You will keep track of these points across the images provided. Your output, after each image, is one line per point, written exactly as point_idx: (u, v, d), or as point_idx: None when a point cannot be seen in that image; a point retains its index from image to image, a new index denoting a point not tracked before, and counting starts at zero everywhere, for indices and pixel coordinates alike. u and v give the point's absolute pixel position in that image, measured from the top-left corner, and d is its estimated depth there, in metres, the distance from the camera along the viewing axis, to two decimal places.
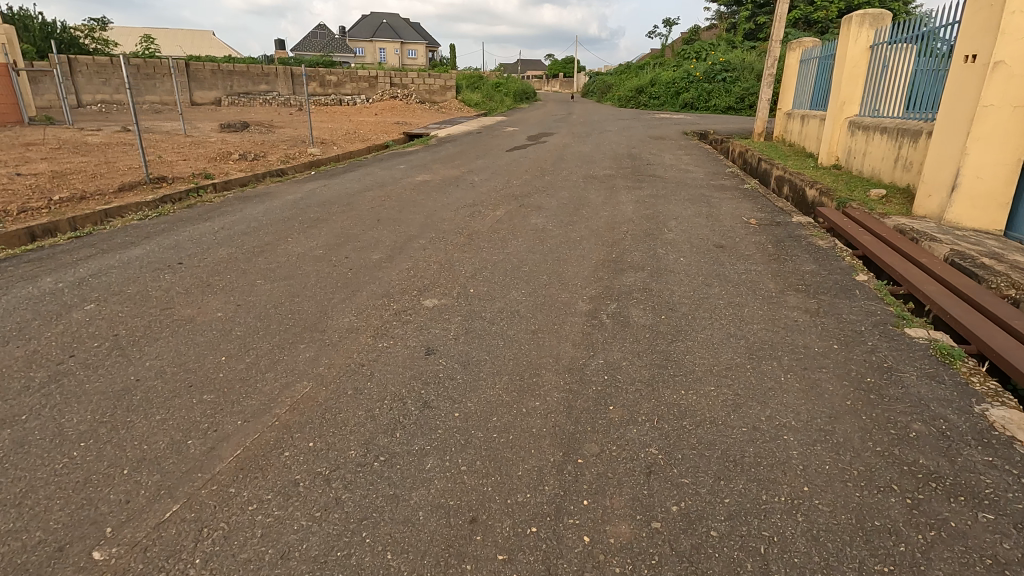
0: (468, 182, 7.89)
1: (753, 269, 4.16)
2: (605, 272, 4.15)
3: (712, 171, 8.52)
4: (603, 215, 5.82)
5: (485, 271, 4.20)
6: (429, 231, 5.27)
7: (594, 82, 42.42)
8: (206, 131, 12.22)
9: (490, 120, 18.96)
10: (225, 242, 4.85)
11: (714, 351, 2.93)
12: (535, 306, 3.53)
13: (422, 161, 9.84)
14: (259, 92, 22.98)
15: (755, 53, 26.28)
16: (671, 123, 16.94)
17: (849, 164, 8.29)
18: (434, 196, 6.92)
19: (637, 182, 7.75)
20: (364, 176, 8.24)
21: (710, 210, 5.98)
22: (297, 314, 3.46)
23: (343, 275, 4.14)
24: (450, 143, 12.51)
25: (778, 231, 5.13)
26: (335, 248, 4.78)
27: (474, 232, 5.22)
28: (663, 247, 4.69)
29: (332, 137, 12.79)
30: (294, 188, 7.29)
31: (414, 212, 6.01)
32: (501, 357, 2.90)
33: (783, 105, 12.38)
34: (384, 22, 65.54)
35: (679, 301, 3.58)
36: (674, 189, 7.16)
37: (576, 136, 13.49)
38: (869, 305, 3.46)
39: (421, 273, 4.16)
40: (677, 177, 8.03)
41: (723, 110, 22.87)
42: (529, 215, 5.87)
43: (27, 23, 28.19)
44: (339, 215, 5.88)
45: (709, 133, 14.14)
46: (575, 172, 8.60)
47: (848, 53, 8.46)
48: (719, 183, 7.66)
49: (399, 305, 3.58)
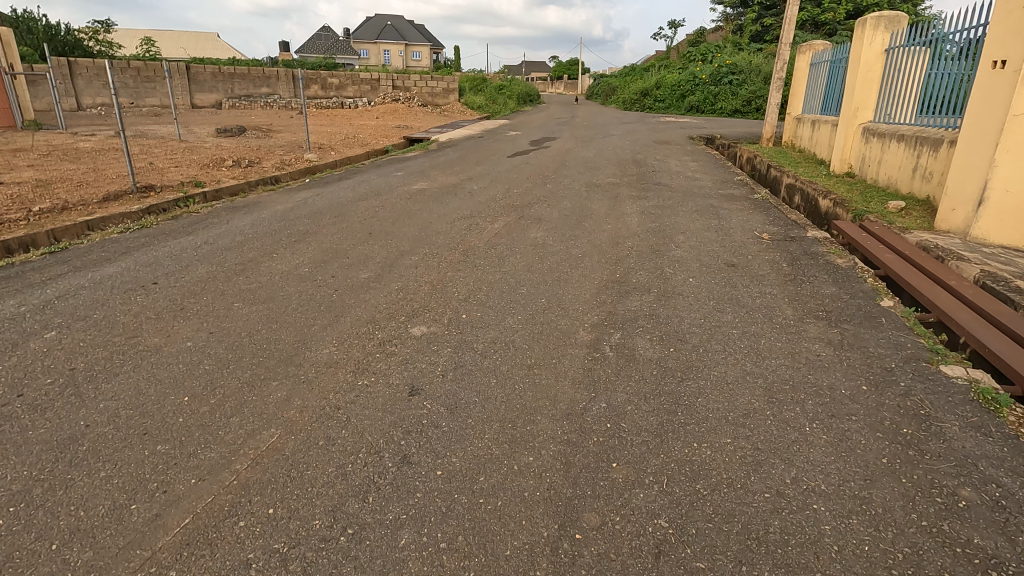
0: (467, 191, 7.62)
1: (768, 292, 3.86)
2: (608, 295, 3.86)
3: (720, 180, 8.22)
4: (606, 229, 5.53)
5: (479, 293, 3.92)
6: (423, 247, 5.00)
7: (598, 85, 42.15)
8: (203, 136, 12.01)
9: (493, 124, 18.69)
10: (206, 258, 4.59)
11: (729, 393, 2.63)
12: (533, 336, 3.25)
13: (421, 167, 9.57)
14: (260, 94, 22.79)
15: (762, 56, 25.92)
16: (677, 127, 16.63)
17: (863, 172, 7.97)
18: (430, 207, 6.65)
19: (642, 191, 7.45)
20: (360, 184, 7.97)
21: (719, 223, 5.68)
22: (273, 345, 3.18)
23: (328, 297, 3.87)
24: (451, 148, 12.25)
25: (793, 248, 4.83)
26: (322, 265, 4.51)
27: (470, 248, 4.95)
28: (670, 265, 4.40)
29: (330, 141, 12.56)
30: (286, 197, 7.03)
31: (408, 225, 5.75)
32: (493, 400, 2.62)
33: (792, 110, 12.06)
34: (388, 23, 65.44)
35: (689, 330, 3.29)
36: (681, 200, 6.87)
37: (580, 141, 13.22)
38: (897, 337, 3.16)
39: (411, 296, 3.89)
40: (683, 186, 7.73)
41: (729, 113, 22.54)
42: (528, 227, 5.59)
43: (30, 25, 28.14)
44: (330, 227, 5.62)
45: (716, 138, 13.82)
46: (578, 179, 8.31)
47: (862, 57, 8.14)
48: (728, 192, 7.36)
49: (385, 334, 3.30)
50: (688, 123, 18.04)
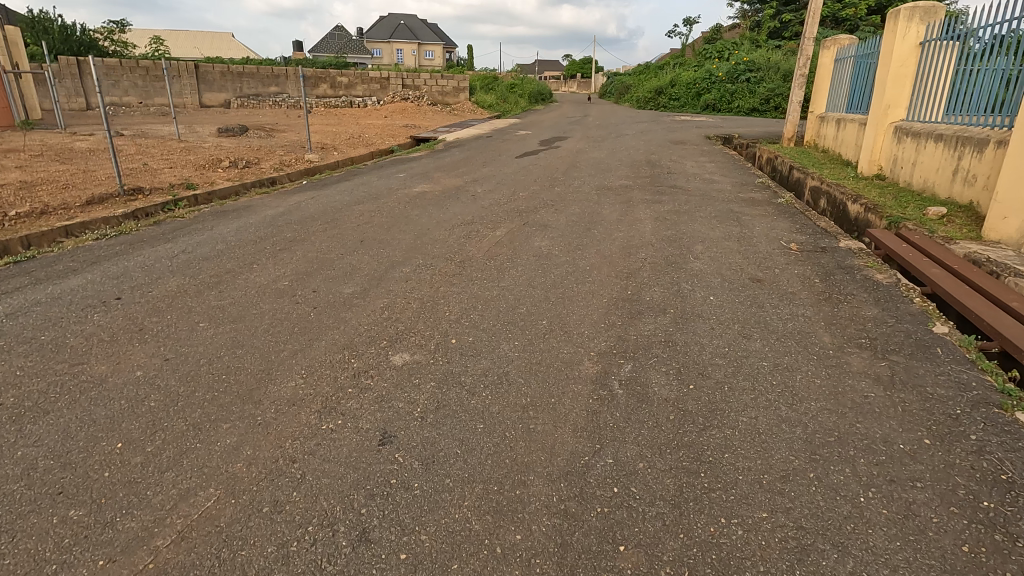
0: (470, 194, 7.21)
1: (800, 314, 3.40)
2: (618, 316, 3.42)
3: (740, 182, 7.71)
4: (617, 237, 5.09)
5: (473, 312, 3.51)
6: (416, 256, 4.60)
7: (612, 83, 41.59)
8: (204, 135, 11.73)
9: (503, 123, 18.26)
10: (181, 269, 4.24)
11: (763, 448, 2.18)
12: (530, 367, 2.83)
13: (425, 168, 9.18)
14: (269, 94, 22.59)
15: (781, 53, 25.21)
16: (693, 126, 16.09)
17: (895, 174, 7.43)
18: (430, 211, 6.26)
19: (656, 195, 6.98)
20: (359, 186, 7.60)
21: (741, 231, 5.20)
22: (232, 375, 2.79)
23: (304, 316, 3.48)
24: (457, 148, 11.86)
25: (825, 261, 4.34)
26: (304, 278, 4.13)
27: (467, 258, 4.54)
28: (688, 281, 3.94)
29: (334, 141, 12.23)
30: (279, 201, 6.68)
31: (404, 231, 5.35)
32: (478, 452, 2.20)
33: (815, 108, 11.48)
34: (401, 22, 65.30)
35: (711, 362, 2.84)
36: (698, 204, 6.39)
37: (591, 140, 12.75)
38: (959, 373, 2.69)
39: (397, 315, 3.49)
40: (701, 190, 7.24)
41: (747, 112, 21.87)
42: (533, 235, 5.16)
43: (44, 25, 28.27)
44: (320, 234, 5.24)
45: (734, 137, 13.26)
46: (588, 182, 7.86)
47: (894, 51, 7.58)
48: (749, 197, 6.85)
49: (361, 363, 2.90)
50: (704, 122, 17.46)
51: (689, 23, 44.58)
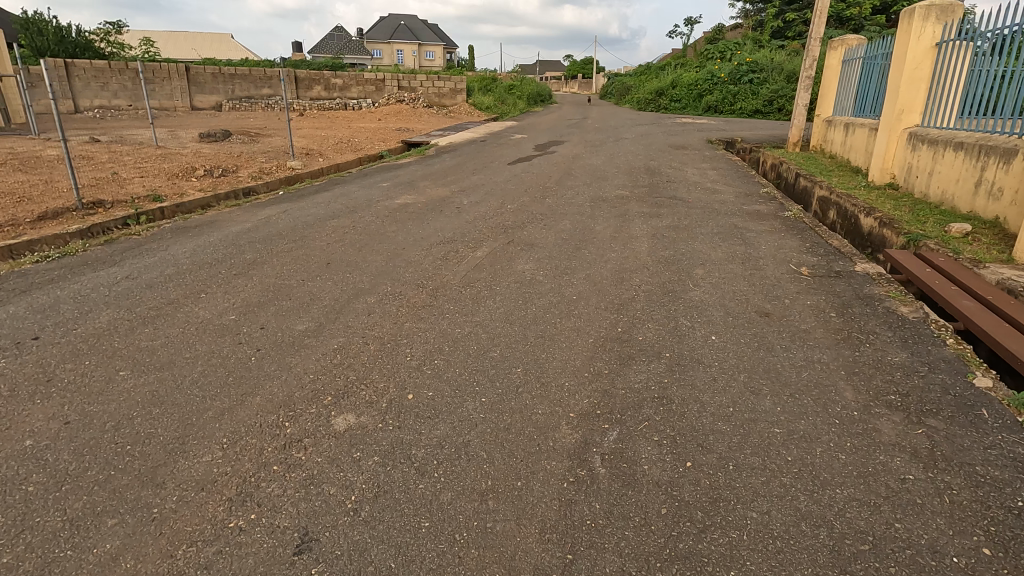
0: (455, 206, 6.75)
1: (817, 359, 2.93)
2: (605, 362, 2.96)
3: (744, 192, 7.24)
4: (610, 259, 4.62)
5: (439, 356, 3.05)
6: (385, 283, 4.14)
7: (612, 84, 41.11)
8: (185, 140, 11.30)
9: (499, 126, 17.80)
10: (118, 300, 3.78)
11: (777, 563, 1.71)
12: (496, 435, 2.37)
13: (411, 176, 8.73)
14: (261, 97, 22.14)
15: (784, 53, 24.70)
16: (694, 129, 15.61)
17: (910, 183, 6.95)
18: (410, 226, 5.80)
19: (654, 207, 6.51)
20: (338, 197, 7.16)
21: (745, 252, 4.73)
22: (137, 445, 2.33)
23: (243, 361, 3.02)
24: (448, 154, 11.41)
25: (841, 289, 3.87)
26: (254, 310, 3.67)
27: (441, 285, 4.08)
28: (686, 316, 3.48)
29: (321, 147, 11.79)
30: (249, 215, 6.22)
31: (377, 251, 4.91)
32: (417, 566, 1.74)
33: (822, 112, 10.99)
34: (401, 23, 64.86)
35: (712, 428, 2.38)
36: (699, 219, 5.93)
37: (588, 145, 12.30)
38: (1013, 446, 2.22)
39: (350, 359, 3.04)
40: (702, 201, 6.77)
41: (750, 114, 21.36)
42: (517, 256, 4.71)
43: (37, 27, 27.89)
44: (284, 255, 4.79)
45: (737, 141, 12.79)
46: (582, 192, 7.39)
47: (908, 52, 7.09)
48: (754, 209, 6.39)
49: (296, 428, 2.44)
50: (705, 124, 16.98)
51: (690, 23, 43.97)
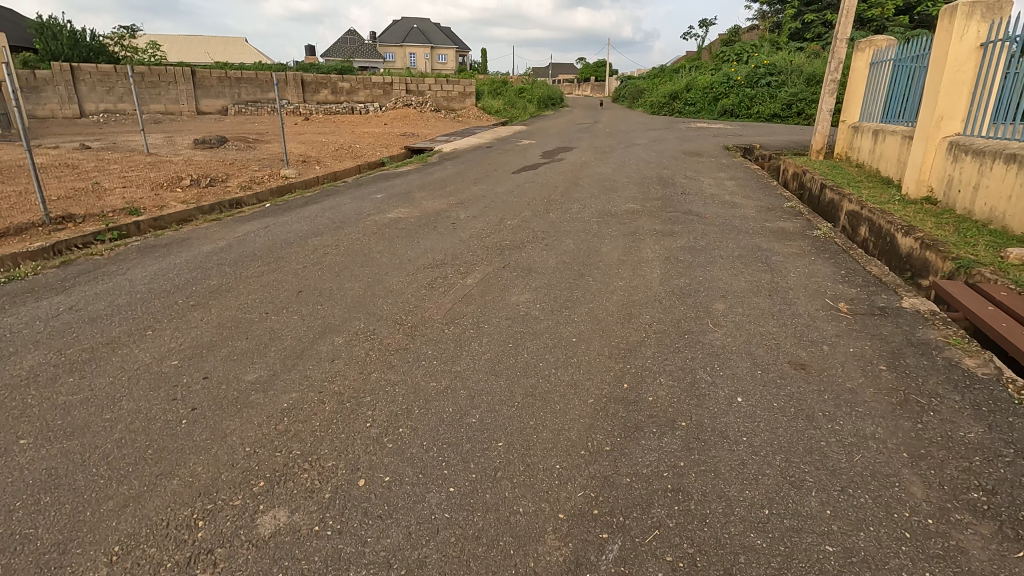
0: (451, 221, 6.24)
1: (871, 435, 2.36)
2: (607, 433, 2.42)
3: (766, 207, 6.65)
4: (618, 289, 4.07)
5: (406, 422, 2.52)
6: (358, 319, 3.63)
7: (625, 88, 40.49)
8: (180, 147, 10.91)
9: (507, 131, 17.30)
10: (50, 339, 3.31)
11: None
12: (462, 549, 1.83)
13: (409, 186, 8.25)
14: (267, 100, 21.85)
15: (803, 55, 23.93)
16: (709, 134, 14.99)
17: (951, 197, 6.32)
18: (398, 245, 5.29)
19: (667, 224, 5.94)
20: (327, 210, 6.68)
21: (772, 281, 4.16)
22: (3, 557, 1.83)
23: (169, 426, 2.51)
24: (451, 161, 10.92)
25: (889, 333, 3.29)
26: (201, 354, 3.17)
27: (422, 321, 3.57)
28: (706, 369, 2.93)
29: (320, 154, 11.36)
30: (227, 230, 5.76)
31: (356, 277, 4.40)
32: None
33: (847, 118, 10.31)
34: (413, 26, 64.71)
35: (743, 544, 1.82)
36: (719, 239, 5.35)
37: (599, 152, 11.74)
38: None
39: (299, 424, 2.53)
40: (720, 217, 6.19)
41: (767, 118, 20.66)
42: (512, 285, 4.17)
43: (51, 31, 27.94)
44: (252, 281, 4.30)
45: (755, 148, 12.17)
46: (589, 205, 6.84)
47: (949, 54, 6.46)
48: (779, 228, 5.79)
49: (210, 531, 1.92)
50: (721, 130, 16.35)
51: (704, 25, 43.05)
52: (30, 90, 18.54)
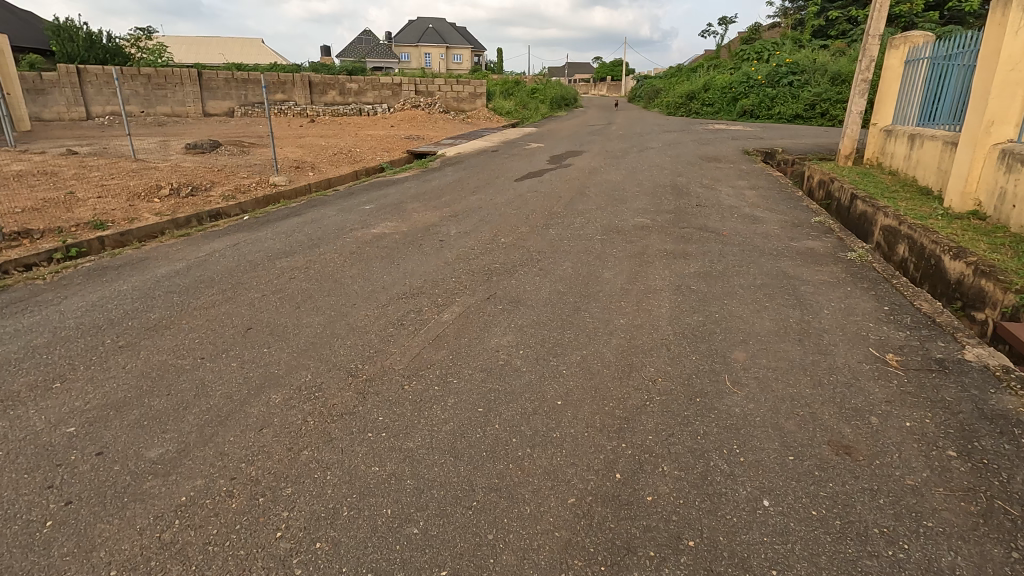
0: (440, 237, 5.67)
1: (949, 572, 1.73)
2: (589, 559, 1.82)
3: (792, 223, 5.96)
4: (617, 329, 3.45)
5: (327, 532, 1.94)
6: (306, 368, 3.07)
7: (641, 87, 39.63)
8: (171, 151, 10.49)
9: (516, 133, 16.69)
10: None
11: None
12: None
13: (402, 196, 7.70)
14: (275, 102, 21.52)
15: (827, 53, 22.94)
16: (728, 137, 14.22)
17: (1004, 213, 5.59)
18: (376, 268, 4.73)
19: (680, 243, 5.30)
20: (309, 224, 6.15)
21: (802, 322, 3.50)
22: None
23: (27, 531, 1.97)
24: (452, 167, 10.34)
25: (954, 399, 2.64)
26: (105, 417, 2.63)
27: (380, 373, 2.98)
28: (722, 452, 2.30)
29: (317, 159, 10.87)
30: (193, 248, 5.25)
31: (319, 310, 3.84)
32: None
33: (879, 120, 9.53)
34: (428, 26, 64.40)
35: None
36: (738, 262, 4.70)
37: (610, 156, 11.08)
38: None
39: (191, 533, 1.95)
40: (740, 236, 5.52)
41: (789, 118, 19.80)
42: (495, 322, 3.58)
43: (67, 33, 27.99)
44: (200, 315, 3.77)
45: (778, 152, 11.41)
46: (594, 219, 6.22)
47: (1002, 51, 5.71)
48: (807, 248, 5.11)
49: None
50: (741, 132, 15.57)
51: (724, 23, 42.07)
52: (37, 92, 18.38)
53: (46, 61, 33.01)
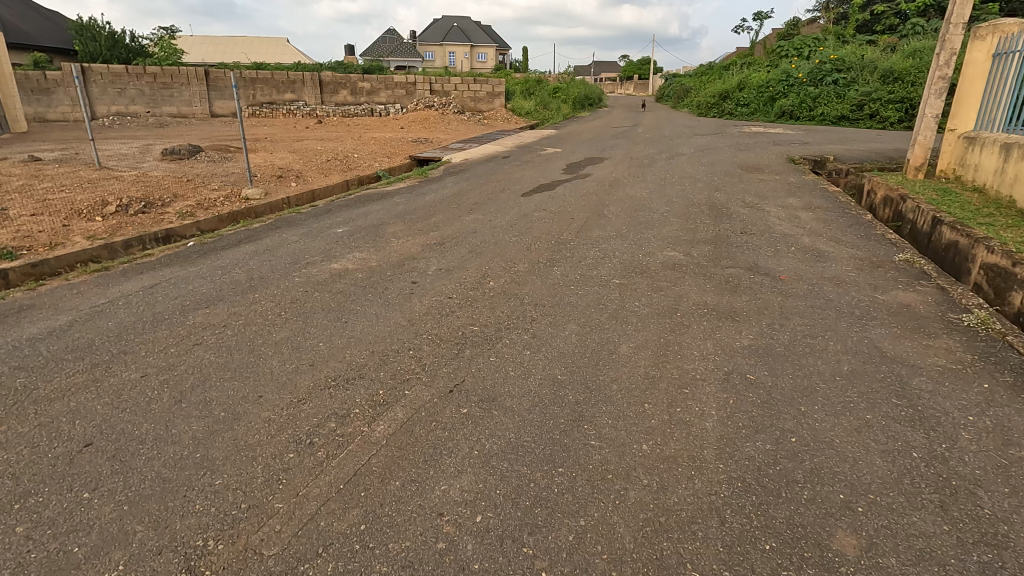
0: (415, 275, 4.49)
1: None
2: None
3: (870, 264, 4.59)
4: (637, 470, 2.19)
5: None
6: (123, 544, 1.88)
7: (670, 86, 37.93)
8: (147, 157, 9.51)
9: (533, 136, 15.42)
10: None
11: None
12: None
13: (386, 215, 6.53)
14: (284, 102, 20.65)
15: (877, 50, 21.05)
16: (769, 142, 12.71)
17: None
18: (316, 327, 3.56)
19: (724, 294, 4.00)
20: (260, 254, 5.03)
21: (936, 464, 2.19)
22: None
23: None
24: (454, 177, 9.15)
25: None
26: None
27: (234, 567, 1.78)
28: None
29: (306, 166, 9.78)
30: (99, 290, 4.15)
31: (205, 407, 2.67)
32: None
33: (957, 125, 8.00)
34: (452, 25, 63.68)
35: None
36: (811, 330, 3.38)
37: (635, 165, 9.76)
38: None
39: None
40: (804, 283, 4.19)
41: (834, 120, 17.95)
42: (450, 444, 2.36)
43: (91, 32, 27.85)
44: (35, 412, 2.63)
45: (830, 161, 9.92)
46: (613, 252, 4.95)
47: None
48: (902, 306, 3.75)
49: None
50: (782, 136, 14.03)
51: (759, 18, 39.95)
52: (40, 91, 17.80)
53: (68, 60, 32.88)
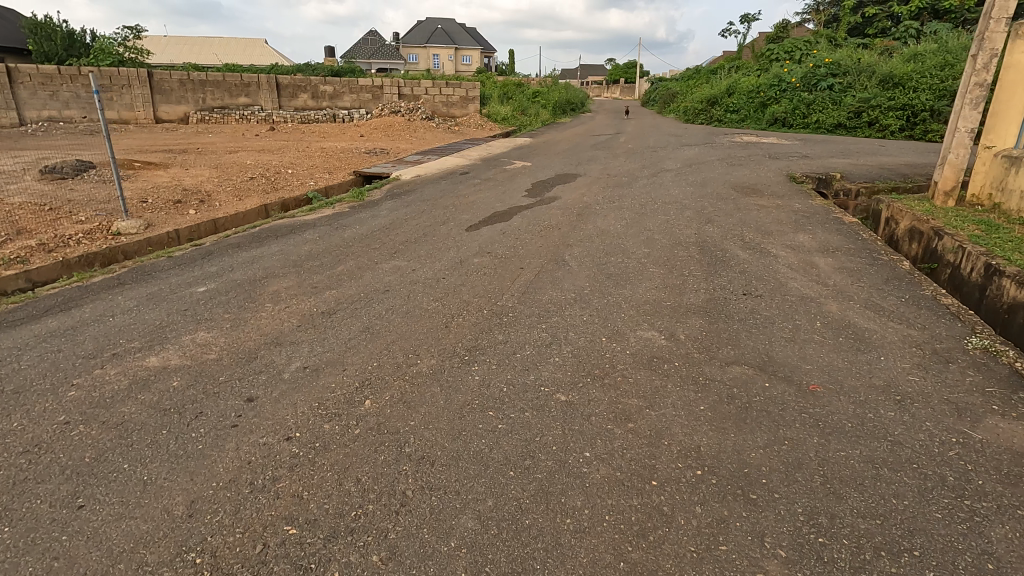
0: (259, 384, 2.96)
1: None
2: None
3: (935, 359, 3.14)
4: None
5: None
6: None
7: (657, 90, 36.73)
8: (21, 177, 7.83)
9: (502, 146, 13.90)
10: None
11: None
12: None
13: (281, 261, 5.00)
14: (238, 107, 18.94)
15: (872, 53, 19.89)
16: (765, 155, 11.32)
17: None
18: (15, 526, 2.00)
19: (727, 428, 2.52)
20: (57, 338, 3.46)
21: None
22: None
23: None
24: (393, 201, 7.60)
25: None
26: None
27: None
28: None
29: (219, 186, 8.19)
30: None
31: None
32: None
33: (994, 141, 6.60)
34: (435, 26, 62.07)
35: None
36: (884, 537, 1.91)
37: (613, 185, 8.29)
38: None
39: None
40: (848, 402, 2.72)
41: (830, 128, 16.80)
42: None
43: (40, 31, 25.88)
44: None
45: (838, 180, 8.52)
46: (564, 333, 3.47)
47: None
48: (1019, 462, 2.28)
49: None
50: (777, 146, 12.68)
51: (747, 20, 38.87)
52: None
53: (21, 61, 30.73)
